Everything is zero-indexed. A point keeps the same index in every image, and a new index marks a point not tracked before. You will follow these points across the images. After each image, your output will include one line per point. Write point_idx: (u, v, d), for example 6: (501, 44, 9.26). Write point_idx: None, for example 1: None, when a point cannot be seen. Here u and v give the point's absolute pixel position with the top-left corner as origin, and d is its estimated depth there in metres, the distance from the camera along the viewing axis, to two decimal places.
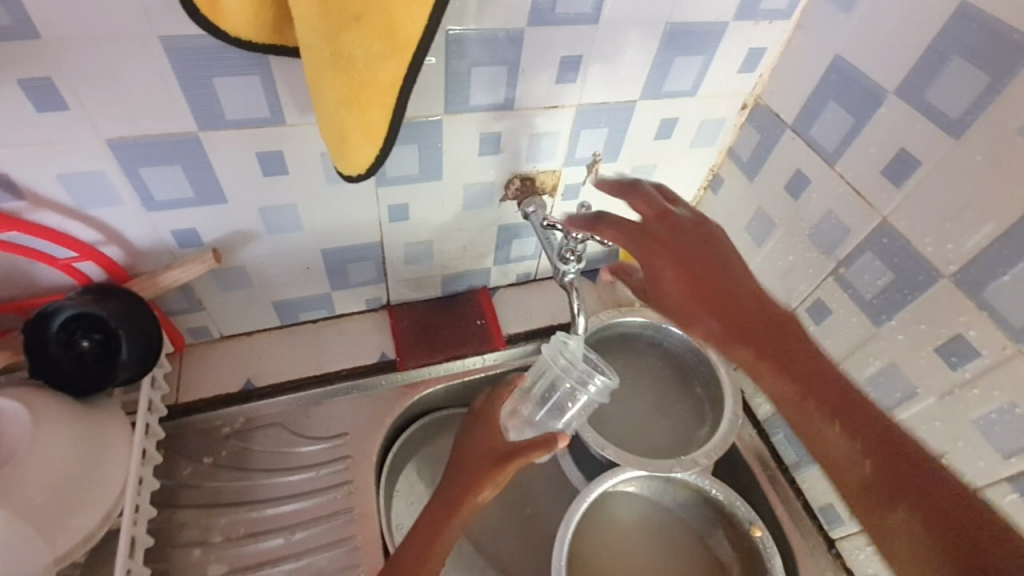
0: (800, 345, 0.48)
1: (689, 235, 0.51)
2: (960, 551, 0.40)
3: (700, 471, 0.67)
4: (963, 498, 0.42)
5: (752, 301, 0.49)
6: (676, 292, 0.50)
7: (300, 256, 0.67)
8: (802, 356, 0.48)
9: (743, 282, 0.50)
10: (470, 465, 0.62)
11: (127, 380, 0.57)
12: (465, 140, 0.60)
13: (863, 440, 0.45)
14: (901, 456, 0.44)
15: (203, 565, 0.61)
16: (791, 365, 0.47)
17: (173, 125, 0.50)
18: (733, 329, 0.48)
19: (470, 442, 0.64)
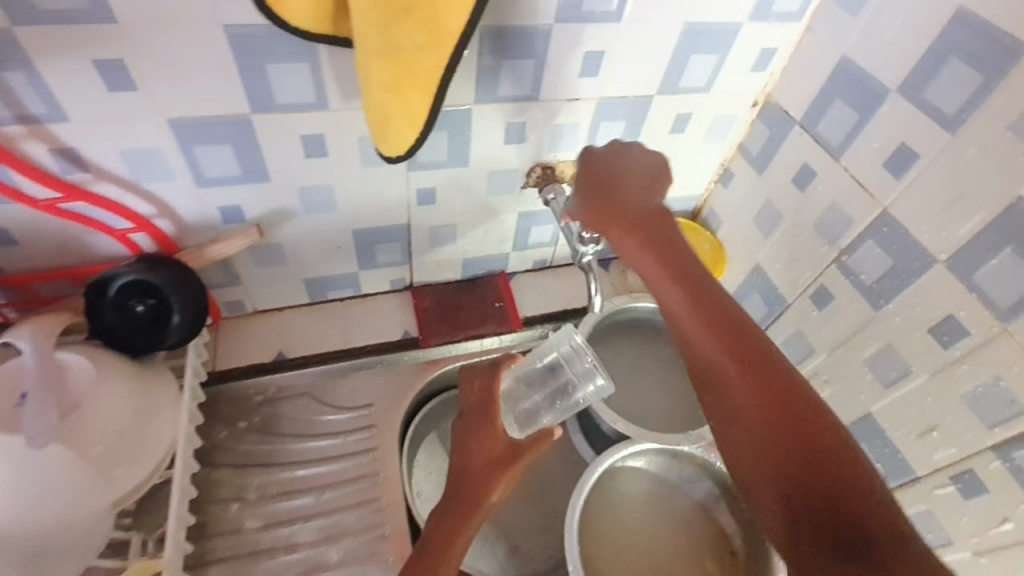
0: (710, 292, 0.52)
1: (630, 181, 0.59)
2: (791, 486, 0.42)
3: (706, 446, 0.71)
4: (845, 454, 0.42)
5: (676, 247, 0.55)
6: (611, 222, 0.58)
7: (333, 235, 0.72)
8: (710, 301, 0.51)
9: (667, 227, 0.56)
10: (480, 470, 0.63)
11: (176, 344, 0.62)
12: (492, 128, 0.64)
13: (756, 384, 0.47)
14: (797, 403, 0.45)
15: (240, 519, 0.66)
16: (698, 305, 0.51)
17: (228, 108, 0.54)
18: (657, 261, 0.54)
19: (474, 446, 0.64)
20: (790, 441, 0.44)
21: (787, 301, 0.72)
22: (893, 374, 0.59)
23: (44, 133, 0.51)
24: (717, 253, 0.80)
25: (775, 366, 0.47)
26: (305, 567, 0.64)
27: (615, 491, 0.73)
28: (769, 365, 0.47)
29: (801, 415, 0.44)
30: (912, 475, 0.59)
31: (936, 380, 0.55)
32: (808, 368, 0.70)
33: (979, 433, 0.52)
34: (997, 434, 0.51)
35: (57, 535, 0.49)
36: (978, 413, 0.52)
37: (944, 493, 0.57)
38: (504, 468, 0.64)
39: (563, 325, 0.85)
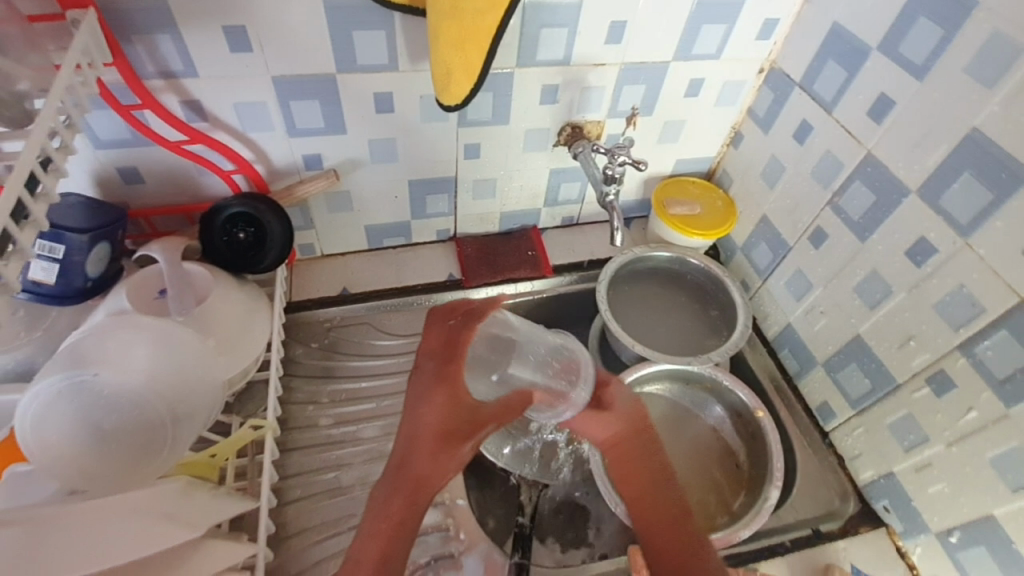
0: (648, 449, 0.63)
1: (613, 415, 0.64)
2: None
3: (714, 368, 0.81)
4: None
5: (652, 453, 0.63)
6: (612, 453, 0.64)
7: (392, 185, 0.84)
8: (649, 461, 0.62)
9: (652, 460, 0.63)
10: (429, 436, 0.55)
11: (271, 265, 0.75)
12: (530, 91, 0.76)
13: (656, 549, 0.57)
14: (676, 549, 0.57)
15: (316, 417, 0.79)
16: (643, 462, 0.62)
17: (320, 68, 0.67)
18: (623, 469, 0.63)
19: (426, 412, 0.57)
20: (663, 513, 0.60)
21: (789, 244, 0.81)
22: (877, 296, 0.69)
23: (179, 86, 0.65)
24: (729, 209, 0.90)
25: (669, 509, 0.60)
26: (369, 456, 0.77)
27: None
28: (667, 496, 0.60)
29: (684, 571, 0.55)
30: (894, 383, 0.69)
31: (912, 295, 0.65)
32: (807, 303, 0.80)
33: (947, 336, 0.62)
34: (962, 334, 0.60)
35: (196, 398, 0.60)
36: (947, 318, 0.61)
37: (920, 395, 0.66)
38: (459, 441, 0.56)
39: (589, 273, 0.96)
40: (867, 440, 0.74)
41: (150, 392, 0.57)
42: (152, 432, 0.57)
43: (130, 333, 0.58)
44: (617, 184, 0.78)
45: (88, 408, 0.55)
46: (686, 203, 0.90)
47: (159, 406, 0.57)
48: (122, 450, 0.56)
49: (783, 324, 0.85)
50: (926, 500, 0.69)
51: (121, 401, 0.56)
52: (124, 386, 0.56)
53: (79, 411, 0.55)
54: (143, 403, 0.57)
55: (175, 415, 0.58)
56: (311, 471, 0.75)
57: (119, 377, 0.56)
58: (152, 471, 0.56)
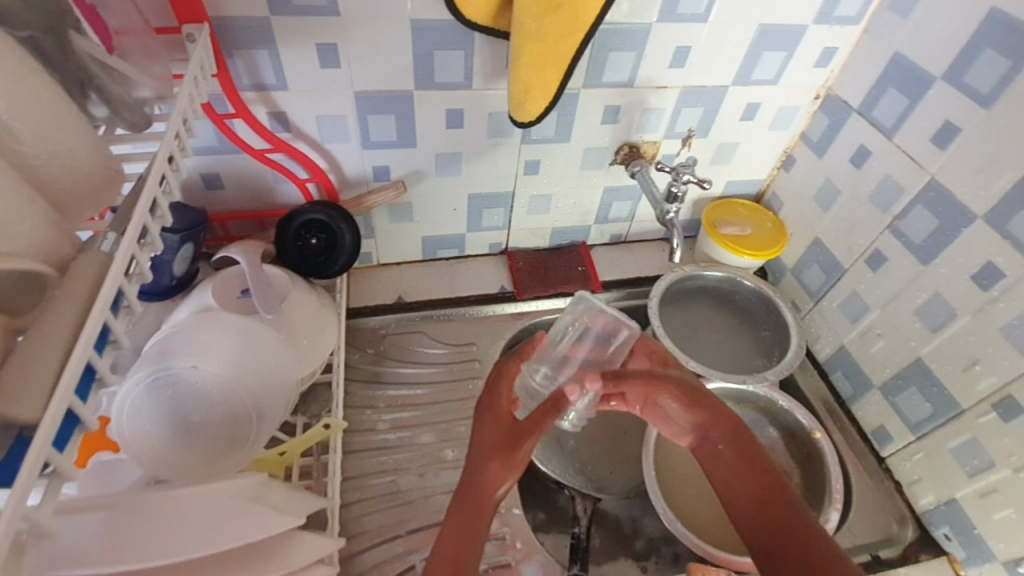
0: (722, 414, 0.61)
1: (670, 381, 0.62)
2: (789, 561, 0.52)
3: (769, 387, 0.82)
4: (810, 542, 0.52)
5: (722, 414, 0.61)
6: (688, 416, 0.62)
7: (453, 198, 0.87)
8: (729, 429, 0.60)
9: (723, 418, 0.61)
10: (484, 449, 0.59)
11: (344, 266, 0.78)
12: (594, 111, 0.78)
13: (755, 503, 0.57)
14: (776, 508, 0.55)
15: (374, 421, 0.81)
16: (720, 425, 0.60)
17: (400, 85, 0.70)
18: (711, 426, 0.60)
19: (483, 429, 0.60)
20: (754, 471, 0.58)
21: (844, 267, 0.82)
22: (939, 319, 0.69)
23: (268, 98, 0.69)
24: (779, 230, 0.91)
25: (757, 470, 0.58)
26: (424, 461, 0.78)
27: None
28: (751, 457, 0.59)
29: (786, 527, 0.54)
30: (957, 408, 0.69)
31: (978, 318, 0.65)
32: (862, 325, 0.80)
33: (1016, 360, 0.62)
34: None
35: (272, 396, 0.61)
36: (1016, 342, 0.62)
37: (986, 420, 0.66)
38: (514, 452, 0.58)
39: (638, 289, 0.97)
40: (927, 465, 0.74)
41: (232, 386, 0.59)
42: (232, 425, 0.59)
43: (217, 329, 0.60)
44: (678, 203, 0.83)
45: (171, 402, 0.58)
46: (737, 224, 0.91)
47: (241, 400, 0.59)
48: (207, 441, 0.58)
49: (836, 347, 0.85)
50: (991, 527, 0.68)
51: (204, 393, 0.58)
52: (205, 378, 0.58)
53: (168, 403, 0.57)
54: (224, 397, 0.59)
55: (253, 409, 0.60)
56: (369, 474, 0.76)
57: (201, 370, 0.58)
58: (229, 464, 0.58)
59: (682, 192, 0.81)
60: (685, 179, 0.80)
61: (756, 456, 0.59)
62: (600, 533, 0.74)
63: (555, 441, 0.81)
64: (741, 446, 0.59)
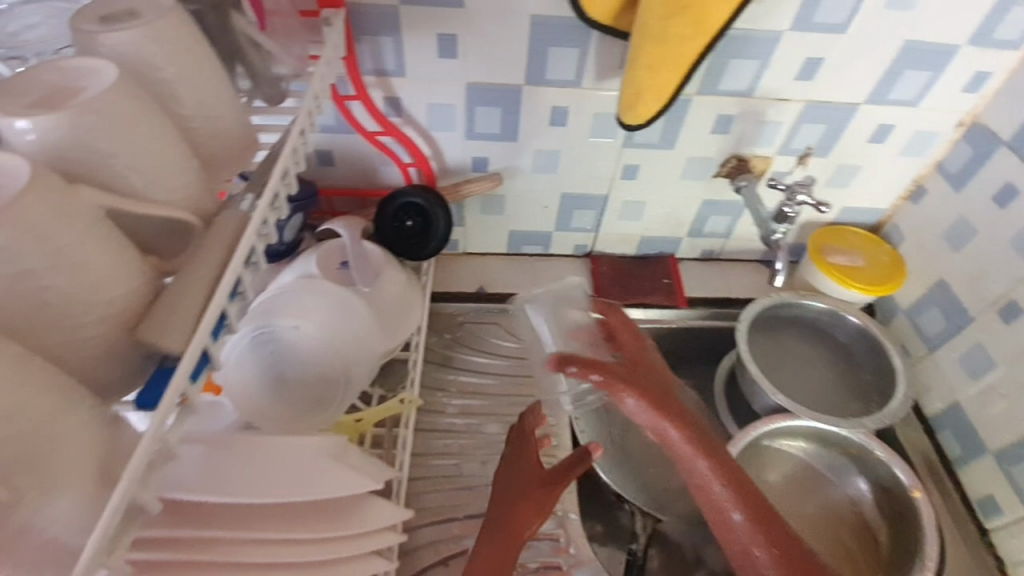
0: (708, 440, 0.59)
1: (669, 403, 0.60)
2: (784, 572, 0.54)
3: (866, 433, 0.74)
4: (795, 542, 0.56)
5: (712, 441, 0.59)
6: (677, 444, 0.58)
7: (546, 195, 0.87)
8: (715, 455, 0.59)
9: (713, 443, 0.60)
10: (514, 493, 0.64)
11: (434, 251, 0.81)
12: (705, 120, 0.75)
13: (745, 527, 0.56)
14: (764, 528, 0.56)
15: (444, 404, 0.83)
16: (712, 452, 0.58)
17: (511, 78, 0.71)
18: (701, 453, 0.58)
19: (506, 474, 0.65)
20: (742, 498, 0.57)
21: (971, 315, 0.73)
22: None
23: (387, 83, 0.72)
24: (895, 263, 0.83)
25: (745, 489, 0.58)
26: (488, 451, 0.79)
27: (759, 465, 0.77)
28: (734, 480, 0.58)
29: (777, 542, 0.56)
30: None
31: None
32: (985, 382, 0.72)
33: None
34: None
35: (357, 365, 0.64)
36: None
37: None
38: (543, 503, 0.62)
39: (725, 310, 0.92)
40: None
41: (326, 349, 0.63)
42: (318, 389, 0.64)
43: (317, 295, 0.63)
44: (788, 223, 0.79)
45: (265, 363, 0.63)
46: (847, 254, 0.84)
47: (332, 363, 0.63)
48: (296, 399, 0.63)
49: (948, 402, 0.76)
50: None
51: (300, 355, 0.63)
52: (305, 339, 0.62)
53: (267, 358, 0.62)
54: (318, 360, 0.63)
55: (339, 375, 0.64)
56: (433, 454, 0.78)
57: (301, 340, 0.62)
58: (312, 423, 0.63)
59: (794, 213, 0.78)
60: (800, 200, 0.76)
61: (753, 493, 0.58)
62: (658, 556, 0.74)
63: (620, 453, 0.79)
64: (737, 479, 0.58)
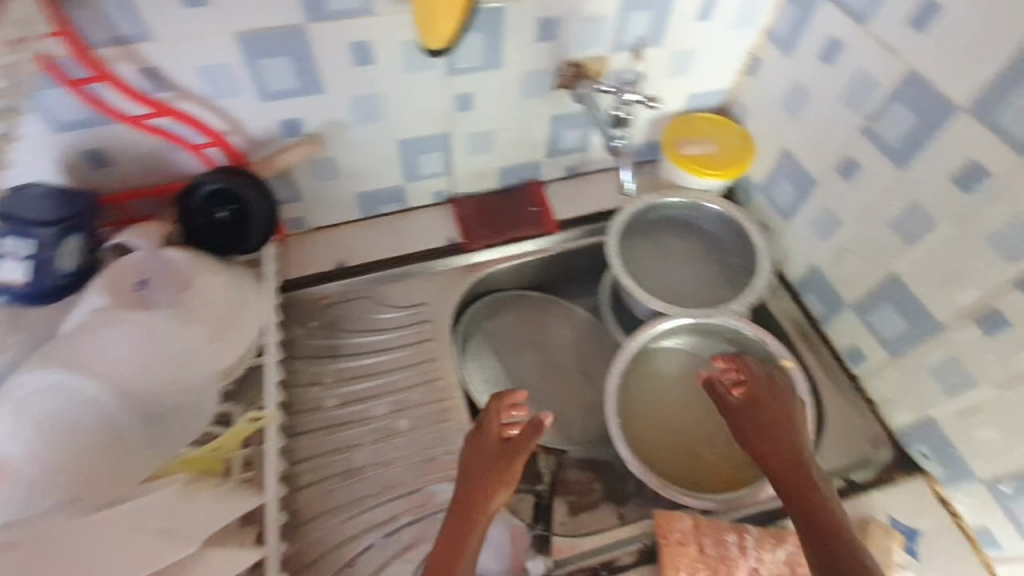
0: None
1: None
2: None
3: (735, 316, 0.74)
4: None
5: None
6: None
7: (380, 146, 0.77)
8: None
9: None
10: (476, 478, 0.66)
11: (256, 243, 0.71)
12: (524, 26, 0.67)
13: None
14: None
15: (321, 399, 0.77)
16: None
17: (285, 19, 0.60)
18: None
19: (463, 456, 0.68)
20: None
21: (814, 179, 0.73)
22: (916, 229, 0.61)
23: (132, 53, 0.58)
24: (746, 144, 0.82)
25: None
26: (379, 435, 0.75)
27: (649, 367, 0.78)
28: None
29: None
30: (934, 323, 0.62)
31: (958, 227, 0.57)
32: (835, 242, 0.72)
33: (1000, 268, 0.54)
34: (1018, 267, 0.53)
35: None
36: (999, 248, 0.54)
37: (966, 335, 0.59)
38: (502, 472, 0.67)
39: (598, 226, 0.90)
40: (901, 383, 0.68)
41: (127, 397, 0.55)
42: (117, 450, 0.54)
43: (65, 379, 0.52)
44: (625, 127, 0.75)
45: (56, 427, 0.52)
46: (700, 142, 0.83)
47: (142, 409, 0.56)
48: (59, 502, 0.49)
49: (809, 266, 0.78)
50: (971, 445, 0.62)
51: (85, 419, 0.53)
52: (92, 393, 0.54)
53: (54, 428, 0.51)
54: (109, 421, 0.54)
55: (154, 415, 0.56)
56: (319, 452, 0.73)
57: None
58: (138, 465, 0.55)
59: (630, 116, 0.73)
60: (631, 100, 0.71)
61: None
62: (574, 468, 0.80)
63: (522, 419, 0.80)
64: None
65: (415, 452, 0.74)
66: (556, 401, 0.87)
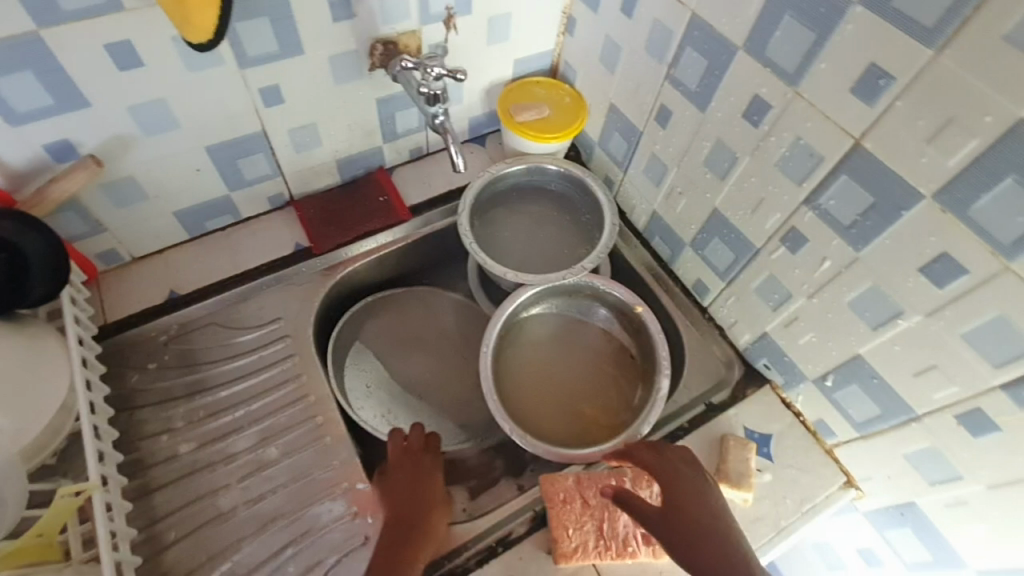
0: None
1: None
2: None
3: (587, 275, 0.77)
4: None
5: None
6: None
7: (185, 158, 0.69)
8: None
9: None
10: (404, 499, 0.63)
11: (42, 294, 0.61)
12: (314, 7, 0.62)
13: None
14: None
15: (173, 446, 0.69)
16: None
17: (9, 26, 0.50)
18: None
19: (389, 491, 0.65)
20: None
21: (639, 130, 0.76)
22: (725, 165, 0.66)
23: None
24: (577, 103, 0.83)
25: None
26: (248, 470, 0.69)
27: (520, 336, 0.80)
28: None
29: None
30: (754, 248, 0.68)
31: (756, 159, 0.62)
32: (666, 187, 0.76)
33: (792, 192, 0.60)
34: (805, 188, 0.58)
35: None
36: (788, 174, 0.59)
37: (778, 255, 0.65)
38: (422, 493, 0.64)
39: (451, 205, 0.87)
40: (740, 307, 0.74)
41: None
42: None
43: None
44: (442, 103, 0.71)
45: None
46: (534, 107, 0.82)
47: None
48: None
49: (650, 214, 0.81)
50: (799, 351, 0.70)
51: None
52: None
53: None
54: None
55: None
56: (180, 504, 0.66)
57: None
58: None
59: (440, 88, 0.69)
60: (436, 74, 0.68)
61: None
62: (467, 451, 0.79)
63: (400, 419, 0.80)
64: None
65: (292, 479, 0.69)
66: (442, 388, 0.84)
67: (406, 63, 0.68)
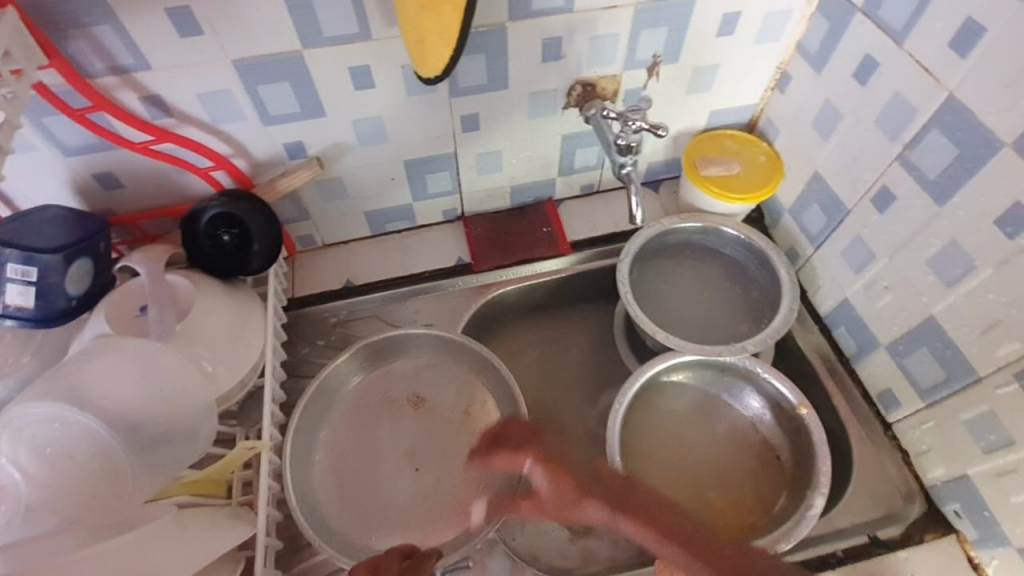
0: None
1: None
2: None
3: (750, 357, 0.70)
4: None
5: None
6: None
7: (386, 167, 0.76)
8: None
9: None
10: None
11: (258, 269, 0.72)
12: (530, 48, 0.65)
13: None
14: None
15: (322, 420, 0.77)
16: None
17: (282, 47, 0.59)
18: None
19: None
20: None
21: (847, 207, 0.67)
22: (956, 272, 0.55)
23: (134, 82, 0.59)
24: (773, 164, 0.77)
25: None
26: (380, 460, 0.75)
27: (656, 401, 0.75)
28: None
29: None
30: (974, 375, 0.56)
31: (1002, 273, 0.51)
32: (868, 276, 0.66)
33: None
34: None
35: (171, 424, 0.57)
36: None
37: (1008, 392, 0.54)
38: None
39: (613, 247, 0.86)
40: (939, 436, 0.62)
41: (127, 430, 0.55)
42: (111, 480, 0.52)
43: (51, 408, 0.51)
44: (634, 154, 0.70)
45: (51, 456, 0.51)
46: (723, 162, 0.77)
47: (139, 441, 0.55)
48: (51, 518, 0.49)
49: (839, 300, 0.72)
50: (1008, 509, 0.57)
51: (83, 450, 0.52)
52: (95, 430, 0.53)
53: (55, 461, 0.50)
54: (105, 451, 0.53)
55: (147, 438, 0.55)
56: (318, 486, 0.73)
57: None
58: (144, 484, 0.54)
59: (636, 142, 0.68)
60: (637, 128, 0.67)
61: None
62: None
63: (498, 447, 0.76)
64: None
65: (422, 492, 0.73)
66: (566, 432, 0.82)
67: (611, 112, 0.68)
